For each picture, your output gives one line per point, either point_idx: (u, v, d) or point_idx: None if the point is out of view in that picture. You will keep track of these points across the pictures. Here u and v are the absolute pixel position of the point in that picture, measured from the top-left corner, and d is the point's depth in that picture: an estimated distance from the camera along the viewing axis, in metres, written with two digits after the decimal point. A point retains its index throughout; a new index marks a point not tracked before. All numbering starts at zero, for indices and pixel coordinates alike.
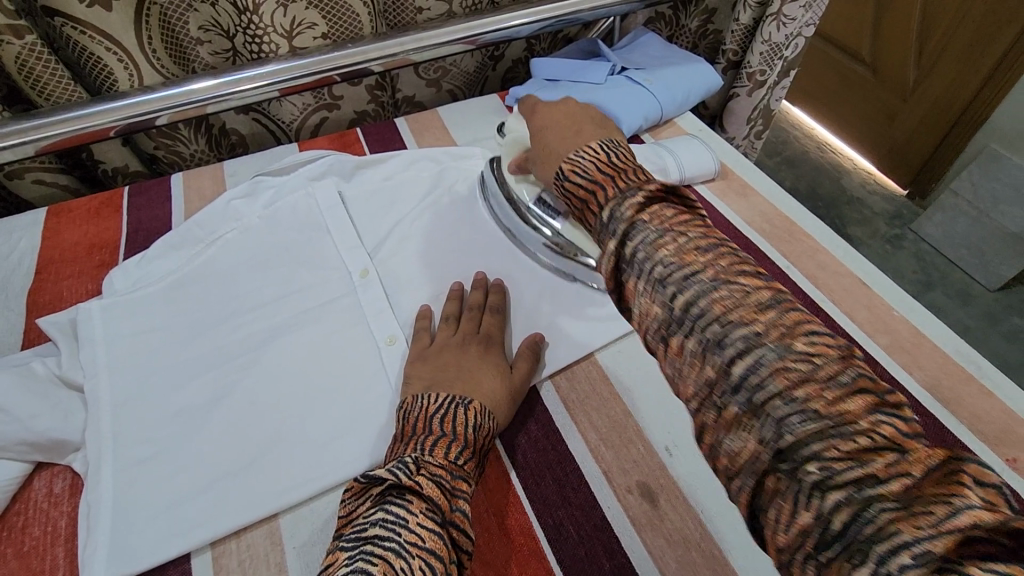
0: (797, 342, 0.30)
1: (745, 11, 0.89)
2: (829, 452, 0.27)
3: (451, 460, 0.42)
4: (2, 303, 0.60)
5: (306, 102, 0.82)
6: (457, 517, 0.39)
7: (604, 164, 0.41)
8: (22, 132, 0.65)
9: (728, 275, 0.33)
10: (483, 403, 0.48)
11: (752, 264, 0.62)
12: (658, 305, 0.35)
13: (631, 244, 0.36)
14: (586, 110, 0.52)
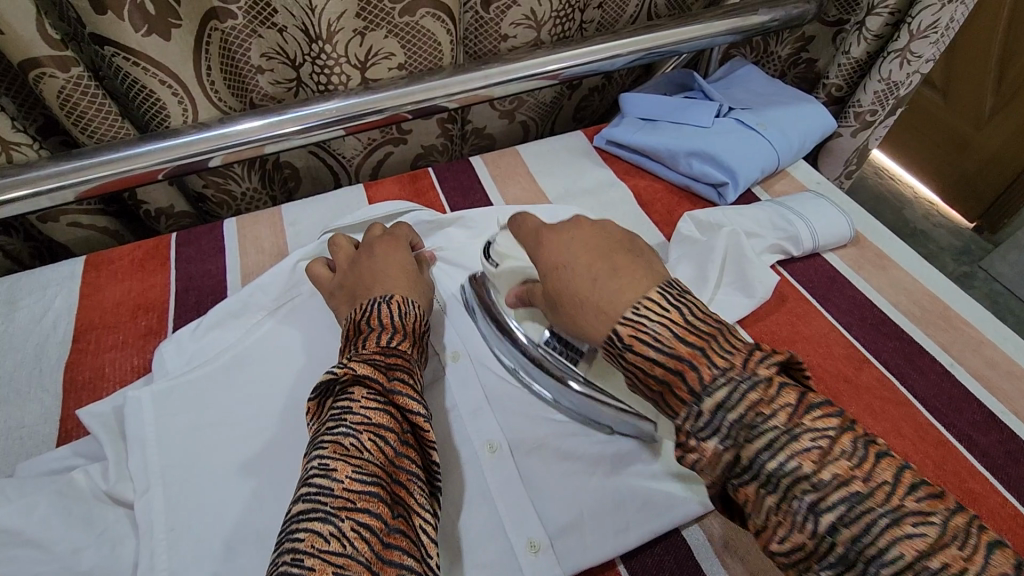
0: (806, 420, 0.33)
1: (859, 44, 0.79)
2: (903, 551, 0.29)
3: (382, 345, 0.43)
4: (35, 379, 0.51)
5: (371, 137, 0.73)
6: (398, 385, 0.40)
7: (683, 332, 0.36)
8: (62, 175, 0.57)
9: (751, 369, 0.35)
10: (403, 295, 0.48)
11: (908, 359, 0.53)
12: (668, 381, 0.35)
13: (645, 348, 0.36)
14: (601, 232, 0.45)
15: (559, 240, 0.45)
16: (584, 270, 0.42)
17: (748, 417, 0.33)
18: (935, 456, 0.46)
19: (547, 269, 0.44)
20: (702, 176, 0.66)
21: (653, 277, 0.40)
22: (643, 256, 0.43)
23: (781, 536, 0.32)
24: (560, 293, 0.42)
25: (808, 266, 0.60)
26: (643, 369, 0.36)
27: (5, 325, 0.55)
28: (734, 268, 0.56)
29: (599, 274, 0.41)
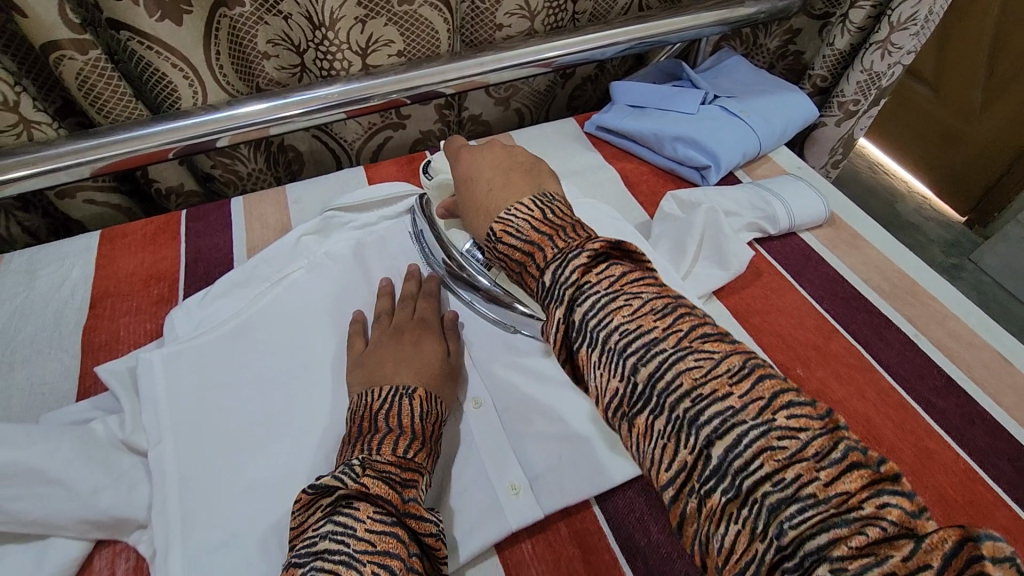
0: (778, 417, 0.28)
1: (843, 36, 0.82)
2: (764, 463, 0.27)
3: (399, 455, 0.41)
4: (54, 340, 0.55)
5: (371, 121, 0.76)
6: (412, 507, 0.38)
7: (537, 222, 0.40)
8: (79, 152, 0.60)
9: (628, 286, 0.34)
10: (426, 388, 0.47)
11: (875, 330, 0.56)
12: (524, 261, 0.39)
13: (509, 237, 0.41)
14: (517, 157, 0.51)
15: (473, 162, 0.52)
16: (482, 203, 0.48)
17: (593, 297, 0.34)
18: (893, 416, 0.49)
19: (460, 189, 0.52)
20: (686, 159, 0.69)
21: (534, 190, 0.45)
22: (543, 181, 0.48)
23: (668, 464, 0.29)
24: (468, 203, 0.50)
25: (783, 244, 0.63)
26: (508, 255, 0.41)
27: (27, 292, 0.59)
28: (712, 245, 0.59)
29: (489, 197, 0.47)
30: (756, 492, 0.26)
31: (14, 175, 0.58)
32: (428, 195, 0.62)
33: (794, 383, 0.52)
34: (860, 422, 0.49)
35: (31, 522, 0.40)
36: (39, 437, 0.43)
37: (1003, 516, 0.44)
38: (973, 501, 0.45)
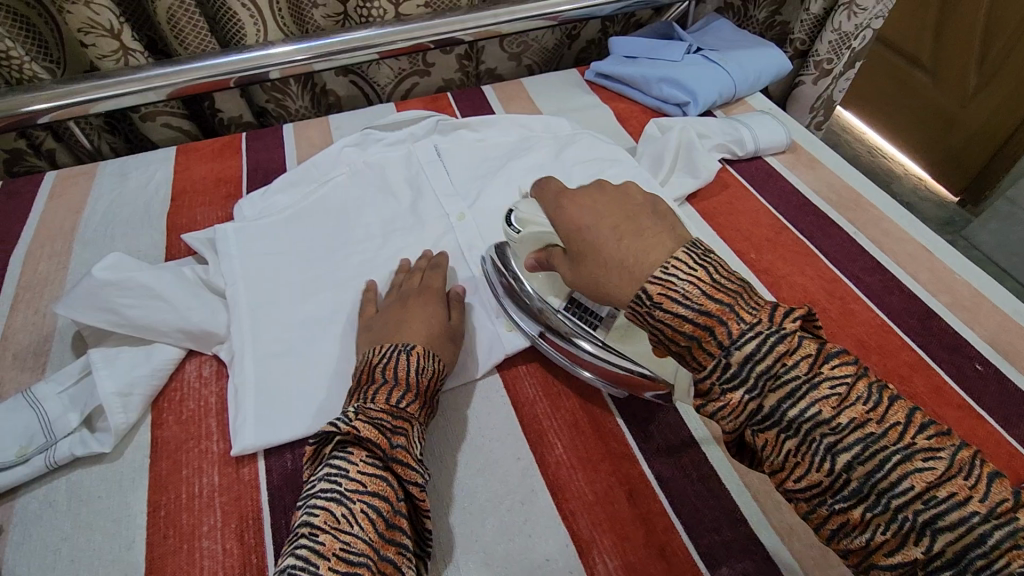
0: (826, 368, 0.34)
1: (816, 1, 0.92)
2: (914, 483, 0.31)
3: (392, 404, 0.44)
4: (146, 222, 0.68)
5: (401, 67, 0.89)
6: (399, 453, 0.41)
7: (710, 288, 0.37)
8: (165, 76, 0.73)
9: (777, 322, 0.36)
10: (425, 347, 0.49)
11: (820, 228, 0.66)
12: (697, 335, 0.36)
13: (676, 306, 0.37)
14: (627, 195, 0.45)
15: (574, 206, 0.46)
16: (608, 226, 0.43)
17: (774, 365, 0.35)
18: (827, 287, 0.60)
19: (568, 232, 0.45)
20: (670, 98, 0.80)
21: (678, 240, 0.41)
22: (660, 214, 0.44)
23: (798, 476, 0.34)
24: (584, 255, 0.43)
25: (750, 165, 0.74)
26: (671, 326, 0.37)
27: (121, 188, 0.72)
28: (685, 158, 0.70)
29: (626, 235, 0.42)
30: (813, 434, 0.34)
31: (113, 92, 0.72)
32: (514, 213, 0.53)
33: (746, 264, 0.63)
34: (798, 291, 0.60)
35: (139, 325, 0.52)
36: (146, 267, 0.55)
37: (908, 355, 0.54)
38: (885, 345, 0.55)
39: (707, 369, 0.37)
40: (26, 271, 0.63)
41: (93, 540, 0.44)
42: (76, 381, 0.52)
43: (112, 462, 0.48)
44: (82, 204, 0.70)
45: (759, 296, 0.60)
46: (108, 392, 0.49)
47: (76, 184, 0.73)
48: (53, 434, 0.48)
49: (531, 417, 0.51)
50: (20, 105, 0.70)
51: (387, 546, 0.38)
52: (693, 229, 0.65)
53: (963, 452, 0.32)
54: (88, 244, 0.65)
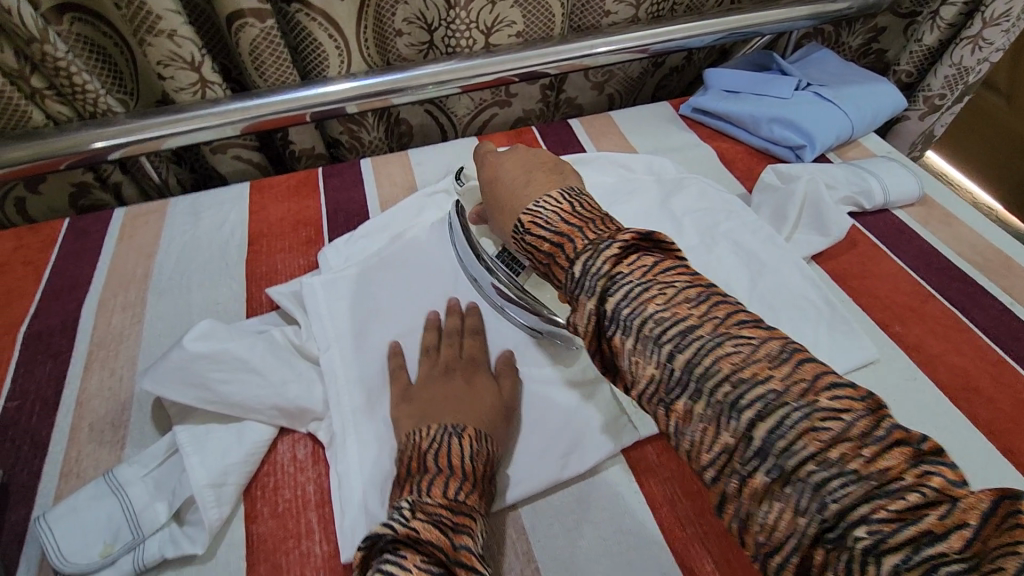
0: (820, 398, 0.29)
1: (932, 32, 0.85)
2: (808, 444, 0.28)
3: (451, 497, 0.38)
4: (222, 269, 0.63)
5: (482, 98, 0.84)
6: (463, 555, 0.35)
7: (568, 215, 0.42)
8: (243, 110, 0.68)
9: (617, 237, 0.37)
10: (478, 428, 0.44)
11: (970, 297, 0.59)
12: (552, 252, 0.41)
13: (538, 229, 0.42)
14: (538, 155, 0.55)
15: (495, 167, 0.55)
16: (518, 176, 0.52)
17: (608, 280, 0.36)
18: (992, 370, 0.53)
19: (486, 184, 0.55)
20: (781, 139, 0.74)
21: (555, 185, 0.48)
22: (564, 177, 0.51)
23: (794, 532, 0.29)
24: (489, 191, 0.54)
25: (877, 219, 0.67)
26: (536, 246, 0.42)
27: (193, 229, 0.67)
28: (812, 211, 0.64)
29: (520, 186, 0.50)
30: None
31: (188, 126, 0.67)
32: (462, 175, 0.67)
33: (893, 338, 0.56)
34: (957, 373, 0.53)
35: (233, 403, 0.48)
36: (238, 335, 0.50)
37: None
38: None
39: (562, 276, 0.40)
40: (99, 324, 0.58)
41: None
42: (160, 463, 0.47)
43: (204, 564, 0.43)
44: (153, 247, 0.65)
45: (913, 379, 0.53)
46: (200, 483, 0.44)
47: (146, 224, 0.68)
48: (140, 529, 0.43)
49: (673, 524, 0.45)
50: (90, 141, 0.65)
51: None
52: (829, 294, 0.58)
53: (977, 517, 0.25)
54: (163, 294, 0.60)
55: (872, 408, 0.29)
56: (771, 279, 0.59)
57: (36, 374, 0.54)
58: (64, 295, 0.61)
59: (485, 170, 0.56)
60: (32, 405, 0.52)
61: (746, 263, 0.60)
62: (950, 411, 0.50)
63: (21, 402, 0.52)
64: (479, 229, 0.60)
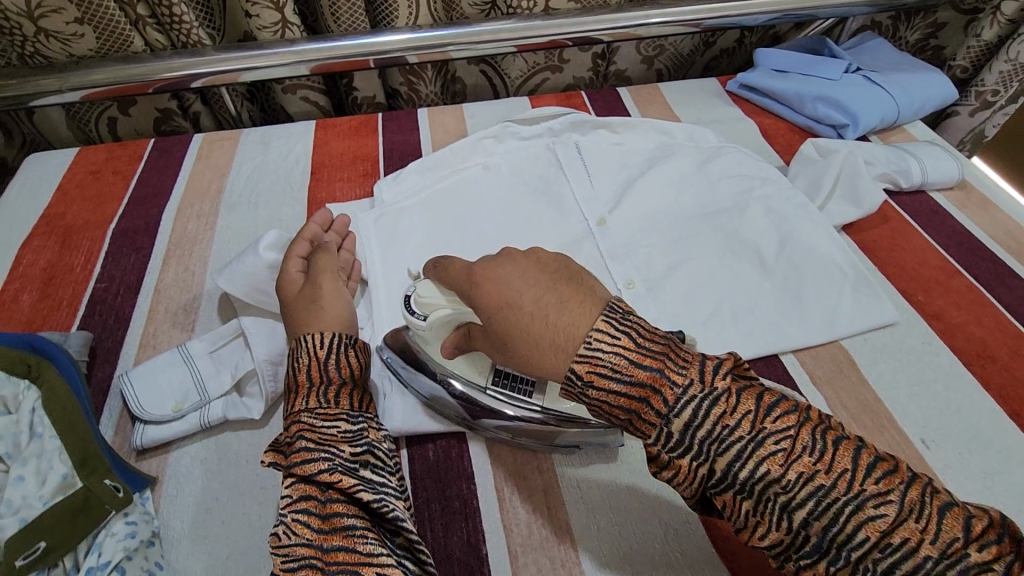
0: (710, 382, 0.33)
1: (991, 27, 0.85)
2: (762, 465, 0.31)
3: (289, 414, 0.42)
4: (287, 192, 0.69)
5: (536, 61, 0.88)
6: (296, 455, 0.38)
7: (631, 362, 0.33)
8: (315, 50, 0.74)
9: (710, 384, 0.33)
10: (298, 336, 0.47)
11: (998, 277, 0.60)
12: (634, 410, 0.33)
13: (608, 382, 0.33)
14: (527, 254, 0.38)
15: (501, 276, 0.37)
16: (540, 301, 0.35)
17: (713, 429, 0.32)
18: (1009, 342, 0.54)
19: (495, 306, 0.36)
20: (825, 118, 0.75)
21: (593, 300, 0.35)
22: (588, 280, 0.37)
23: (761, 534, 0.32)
24: (504, 338, 0.36)
25: (913, 199, 0.68)
26: (607, 402, 0.34)
27: (263, 156, 0.74)
28: (846, 185, 0.65)
29: (553, 307, 0.34)
30: (845, 544, 0.30)
31: (264, 61, 0.73)
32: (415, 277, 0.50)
33: (915, 306, 0.57)
34: (975, 342, 0.54)
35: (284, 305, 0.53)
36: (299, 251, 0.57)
37: None
38: None
39: (651, 436, 0.34)
40: (176, 228, 0.65)
41: (242, 505, 0.44)
42: (224, 342, 0.52)
43: (258, 429, 0.49)
44: (226, 168, 0.72)
45: (929, 342, 0.55)
46: (260, 358, 0.50)
47: (221, 148, 0.75)
48: (206, 394, 0.49)
49: None
50: (179, 67, 0.72)
51: (330, 537, 0.35)
52: (855, 261, 0.60)
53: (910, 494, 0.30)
54: (233, 208, 0.67)
55: (801, 417, 0.32)
56: (800, 243, 0.61)
57: (122, 263, 0.61)
58: (148, 201, 0.68)
59: (450, 274, 0.40)
60: (117, 288, 0.59)
61: (775, 225, 0.63)
62: (962, 374, 0.52)
63: (108, 284, 0.59)
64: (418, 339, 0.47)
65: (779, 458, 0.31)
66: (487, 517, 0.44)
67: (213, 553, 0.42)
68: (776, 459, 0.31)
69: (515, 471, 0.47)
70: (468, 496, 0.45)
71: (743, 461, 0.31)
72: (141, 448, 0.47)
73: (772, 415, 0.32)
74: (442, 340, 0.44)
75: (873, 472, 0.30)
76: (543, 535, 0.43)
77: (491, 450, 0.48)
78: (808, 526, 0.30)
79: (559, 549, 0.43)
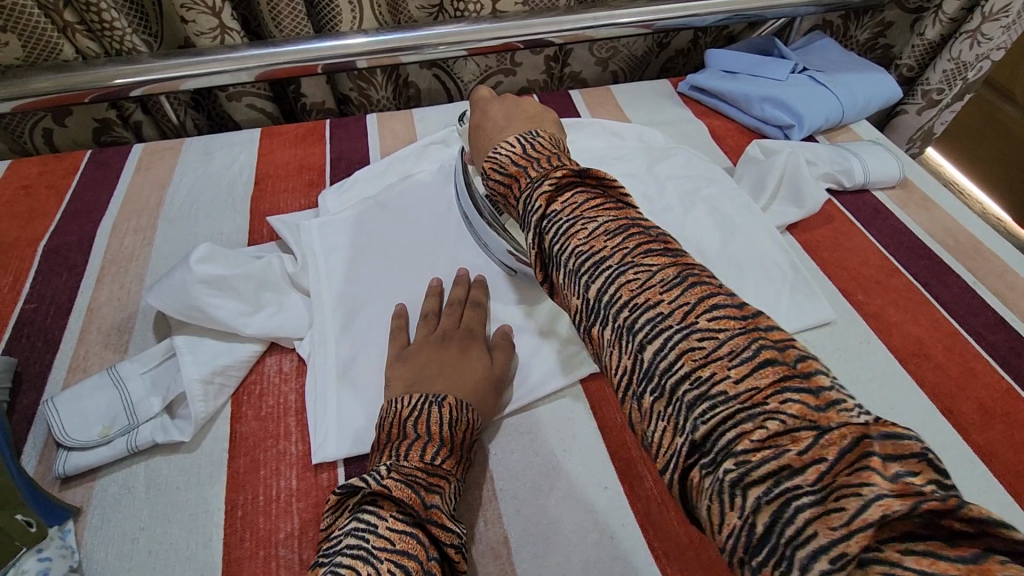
0: (727, 359, 0.27)
1: (934, 26, 0.86)
2: (740, 437, 0.26)
3: (426, 462, 0.41)
4: (229, 204, 0.67)
5: (488, 65, 0.87)
6: (433, 514, 0.38)
7: (520, 157, 0.44)
8: (257, 56, 0.72)
9: (621, 248, 0.32)
10: (460, 397, 0.46)
11: (936, 275, 0.61)
12: (509, 185, 0.43)
13: (495, 172, 0.44)
14: (522, 103, 0.57)
15: (485, 104, 0.59)
16: (499, 122, 0.55)
17: (630, 303, 0.31)
18: (944, 341, 0.55)
19: (475, 127, 0.58)
20: (771, 118, 0.76)
21: (536, 133, 0.48)
22: (542, 121, 0.55)
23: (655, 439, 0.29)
24: (477, 129, 0.57)
25: (857, 198, 0.69)
26: (496, 187, 0.45)
27: (205, 166, 0.72)
28: (791, 186, 0.67)
29: (499, 128, 0.54)
30: (729, 466, 0.25)
31: (203, 68, 0.71)
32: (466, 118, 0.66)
33: (855, 306, 0.58)
34: (911, 341, 0.55)
35: (217, 321, 0.51)
36: (233, 262, 0.54)
37: None
38: (1010, 412, 0.51)
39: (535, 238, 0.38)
40: (112, 244, 0.63)
41: (170, 533, 0.43)
42: (158, 363, 0.51)
43: (189, 454, 0.47)
44: (167, 180, 0.70)
45: (868, 343, 0.55)
46: (191, 378, 0.49)
47: (162, 158, 0.73)
48: (135, 417, 0.47)
49: (622, 452, 0.48)
50: (114, 76, 0.69)
51: None
52: (798, 264, 0.61)
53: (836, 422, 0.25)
54: (172, 222, 0.65)
55: (806, 402, 0.26)
56: (744, 246, 0.62)
57: (53, 283, 0.59)
58: (83, 217, 0.65)
59: (477, 112, 0.59)
60: (47, 308, 0.56)
61: (721, 229, 0.63)
62: (898, 374, 0.53)
63: (37, 305, 0.57)
64: (480, 189, 0.58)
65: (733, 427, 0.26)
66: None
67: None
68: (728, 385, 0.27)
69: None
70: None
71: (669, 368, 0.28)
72: (64, 477, 0.45)
73: (741, 364, 0.27)
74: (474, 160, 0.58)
75: (849, 452, 0.24)
76: (482, 553, 0.43)
77: None
78: (710, 451, 0.26)
79: (496, 564, 0.42)
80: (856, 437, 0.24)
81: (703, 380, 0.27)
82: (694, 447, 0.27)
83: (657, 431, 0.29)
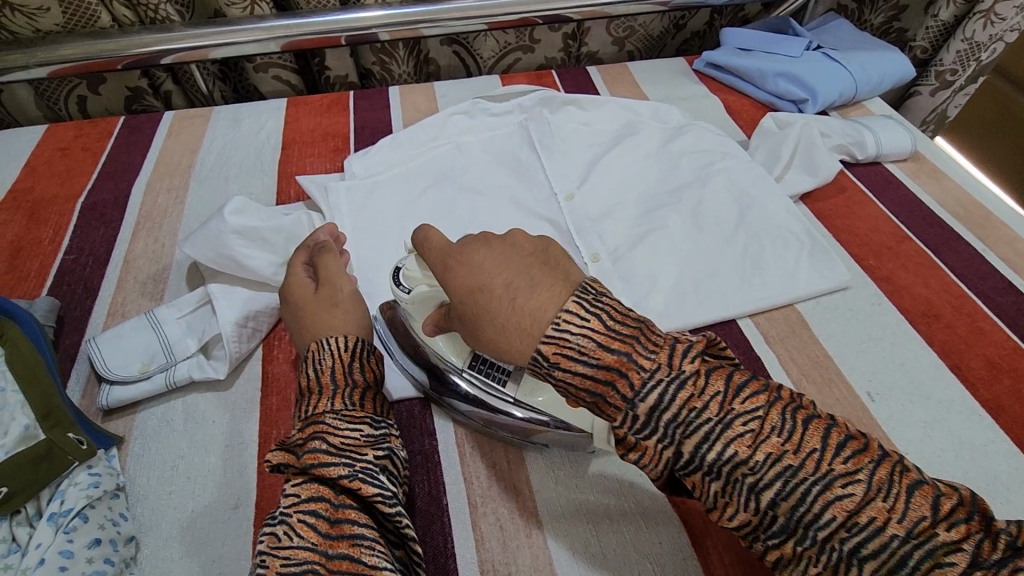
0: (735, 404, 0.31)
1: (947, 7, 0.87)
2: (736, 449, 0.30)
3: (303, 415, 0.41)
4: (258, 168, 0.70)
5: (507, 41, 0.89)
6: (310, 458, 0.37)
7: (605, 335, 0.32)
8: (285, 26, 0.74)
9: (677, 365, 0.32)
10: (321, 338, 0.45)
11: (946, 242, 0.63)
12: (599, 392, 0.32)
13: (573, 364, 0.32)
14: (508, 241, 0.37)
15: (469, 255, 0.37)
16: (506, 284, 0.34)
17: (682, 414, 0.31)
18: (954, 302, 0.57)
19: (462, 288, 0.36)
20: (786, 93, 0.77)
21: (566, 283, 0.34)
22: (558, 263, 0.36)
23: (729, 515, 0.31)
24: (474, 318, 0.35)
25: (868, 170, 0.71)
26: (574, 386, 0.32)
27: (233, 133, 0.74)
28: (804, 156, 0.68)
29: (520, 290, 0.34)
30: (737, 473, 0.31)
31: (233, 37, 0.73)
32: (399, 269, 0.45)
33: (866, 270, 0.60)
34: (921, 302, 0.57)
35: (250, 269, 0.54)
36: (265, 214, 0.57)
37: None
38: (1017, 368, 0.52)
39: (617, 420, 0.33)
40: (146, 202, 0.65)
41: (207, 462, 0.45)
42: (193, 309, 0.52)
43: (225, 392, 0.50)
44: (198, 144, 0.72)
45: (878, 304, 0.57)
46: (227, 320, 0.51)
47: (192, 124, 0.75)
48: (172, 356, 0.50)
49: None
50: (146, 42, 0.72)
51: (337, 542, 0.34)
52: (812, 230, 0.62)
53: (774, 414, 0.31)
54: (203, 183, 0.67)
55: (772, 397, 0.32)
56: (758, 212, 0.63)
57: (91, 236, 0.61)
58: (118, 176, 0.68)
59: (434, 263, 0.39)
60: (86, 259, 0.59)
61: (735, 196, 0.65)
62: (908, 333, 0.55)
63: (77, 256, 0.59)
64: (446, 346, 0.46)
65: (783, 469, 0.30)
66: (450, 476, 0.45)
67: (179, 506, 0.43)
68: (744, 442, 0.30)
69: (477, 428, 0.48)
70: (430, 451, 0.47)
71: (712, 444, 0.31)
72: (107, 409, 0.48)
73: (742, 396, 0.31)
74: (426, 319, 0.45)
75: (842, 450, 0.30)
76: (504, 487, 0.45)
77: (454, 408, 0.50)
78: (777, 508, 0.30)
79: (517, 499, 0.44)
80: (816, 433, 0.30)
81: (733, 443, 0.31)
82: (768, 506, 0.30)
83: (715, 494, 0.31)
